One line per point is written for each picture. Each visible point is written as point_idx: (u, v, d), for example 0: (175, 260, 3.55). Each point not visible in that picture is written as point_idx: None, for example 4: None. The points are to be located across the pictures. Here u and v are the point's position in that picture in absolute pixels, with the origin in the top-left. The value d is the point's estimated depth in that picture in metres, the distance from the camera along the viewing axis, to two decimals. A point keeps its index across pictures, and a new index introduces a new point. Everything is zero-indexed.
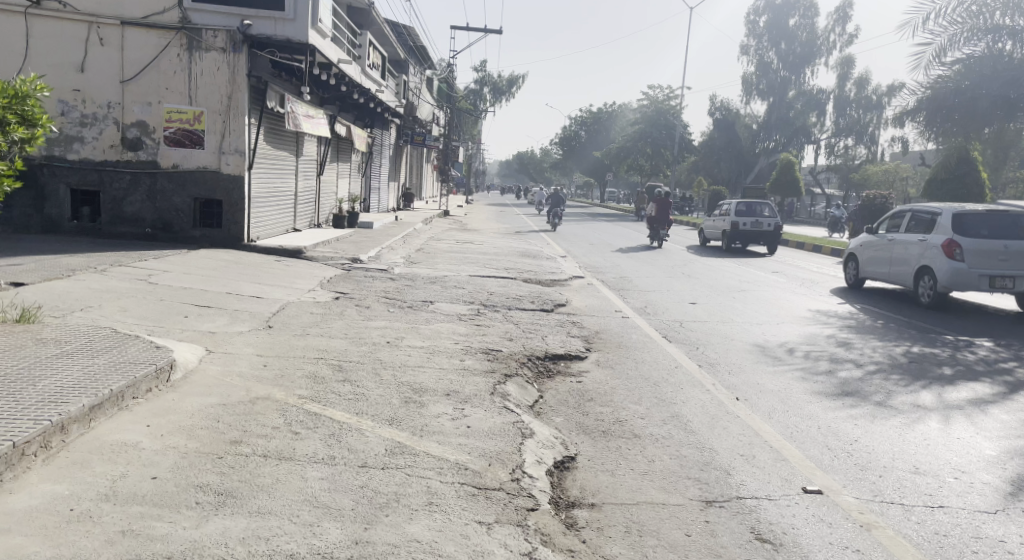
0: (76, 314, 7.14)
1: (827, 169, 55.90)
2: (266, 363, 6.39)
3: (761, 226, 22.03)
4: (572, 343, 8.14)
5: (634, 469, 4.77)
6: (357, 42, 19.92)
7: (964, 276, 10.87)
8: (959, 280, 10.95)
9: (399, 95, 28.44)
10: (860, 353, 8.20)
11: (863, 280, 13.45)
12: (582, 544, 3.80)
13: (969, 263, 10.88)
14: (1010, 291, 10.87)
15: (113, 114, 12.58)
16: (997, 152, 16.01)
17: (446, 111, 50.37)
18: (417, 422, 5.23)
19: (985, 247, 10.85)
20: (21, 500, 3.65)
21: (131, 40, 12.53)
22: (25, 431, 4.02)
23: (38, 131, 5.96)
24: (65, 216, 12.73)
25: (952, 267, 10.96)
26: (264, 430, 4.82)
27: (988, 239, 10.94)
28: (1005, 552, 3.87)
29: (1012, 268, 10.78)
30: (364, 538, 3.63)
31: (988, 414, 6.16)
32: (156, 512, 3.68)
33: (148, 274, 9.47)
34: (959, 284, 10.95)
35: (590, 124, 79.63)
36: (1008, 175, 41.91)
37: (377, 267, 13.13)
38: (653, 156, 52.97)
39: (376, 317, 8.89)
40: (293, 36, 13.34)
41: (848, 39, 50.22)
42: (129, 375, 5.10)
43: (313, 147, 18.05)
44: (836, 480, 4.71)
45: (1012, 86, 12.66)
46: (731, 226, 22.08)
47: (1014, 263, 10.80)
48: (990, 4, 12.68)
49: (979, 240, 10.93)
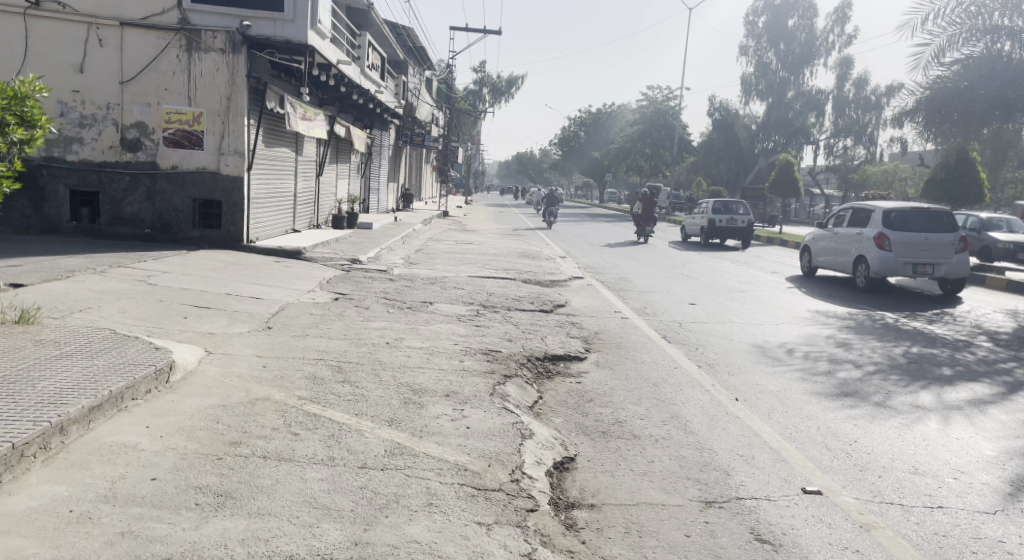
0: (75, 315, 7.15)
1: (826, 169, 55.96)
2: (266, 364, 6.40)
3: (734, 222, 23.70)
4: (572, 344, 8.15)
5: (634, 469, 4.77)
6: (357, 43, 19.94)
7: (891, 262, 13.06)
8: (889, 267, 13.11)
9: (399, 96, 28.48)
10: (860, 353, 8.22)
11: (815, 269, 15.49)
12: (582, 545, 3.81)
13: (896, 252, 13.05)
14: (931, 276, 13.05)
15: (112, 115, 12.58)
16: (996, 153, 16.00)
17: (445, 112, 50.43)
18: (417, 423, 5.23)
19: (908, 238, 13.03)
20: (20, 502, 3.65)
21: (130, 41, 12.53)
22: (25, 432, 4.03)
23: (38, 132, 5.96)
24: (64, 217, 12.72)
25: (882, 256, 13.12)
26: (263, 431, 4.82)
27: (911, 232, 13.10)
28: (1004, 552, 3.88)
29: (930, 256, 12.98)
30: (364, 539, 3.63)
31: (987, 414, 6.17)
32: (156, 513, 3.68)
33: (147, 275, 9.47)
34: (888, 270, 13.11)
35: (589, 124, 79.77)
36: (1007, 175, 41.94)
37: (376, 268, 13.14)
38: (652, 157, 53.02)
39: (375, 317, 8.90)
40: (292, 36, 13.38)
41: (847, 39, 50.25)
42: (128, 376, 5.10)
43: (312, 148, 18.05)
44: (835, 480, 4.72)
45: (1011, 87, 12.64)
46: (708, 222, 23.77)
47: (933, 252, 13.00)
48: (989, 4, 12.74)
49: (905, 233, 13.09)
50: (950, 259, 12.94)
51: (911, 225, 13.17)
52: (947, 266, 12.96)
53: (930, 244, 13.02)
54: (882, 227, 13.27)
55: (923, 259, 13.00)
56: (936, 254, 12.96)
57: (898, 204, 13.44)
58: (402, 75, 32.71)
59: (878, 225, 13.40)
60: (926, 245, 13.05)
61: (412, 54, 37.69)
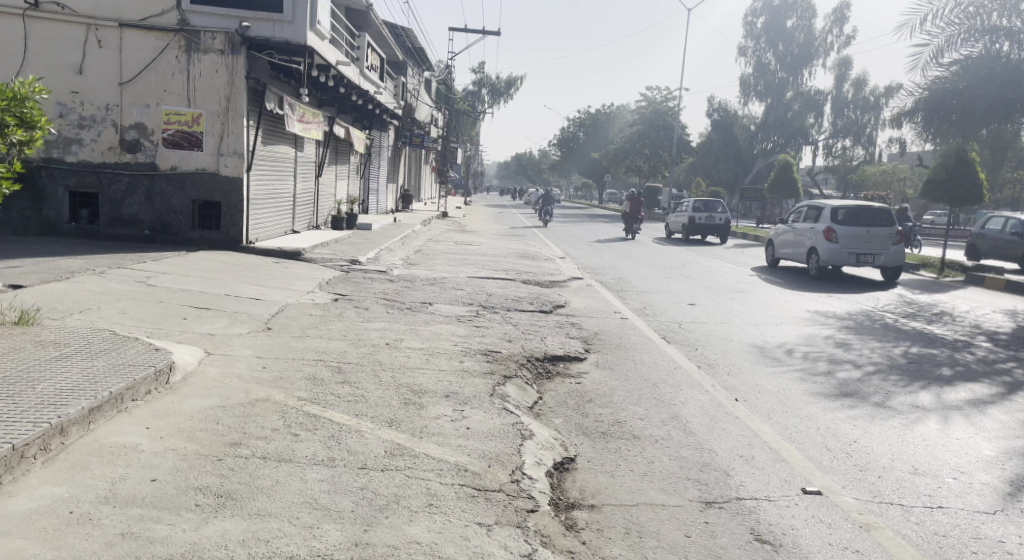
0: (75, 316, 7.14)
1: (825, 170, 55.99)
2: (266, 365, 6.40)
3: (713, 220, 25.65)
4: (571, 345, 8.14)
5: (634, 470, 4.77)
6: (356, 44, 19.95)
7: (837, 252, 15.25)
8: (836, 256, 15.28)
9: (398, 97, 28.50)
10: (859, 353, 8.23)
11: (778, 260, 17.48)
12: (582, 546, 3.81)
13: (842, 244, 15.25)
14: (872, 264, 15.23)
15: (111, 116, 12.58)
16: (995, 153, 15.99)
17: (444, 113, 50.44)
18: (416, 424, 5.23)
19: (853, 232, 15.21)
20: (20, 503, 3.65)
21: (129, 42, 12.53)
22: (26, 433, 4.03)
23: (37, 134, 5.95)
24: (63, 218, 12.70)
25: (831, 248, 15.30)
26: (263, 432, 4.82)
27: (855, 227, 15.29)
28: (1004, 553, 3.88)
29: (871, 246, 15.18)
30: (364, 540, 3.63)
31: (987, 414, 6.18)
32: (156, 514, 3.68)
33: (146, 276, 9.46)
34: (835, 259, 15.30)
35: (588, 125, 79.88)
36: (1006, 175, 41.91)
37: (376, 268, 13.14)
38: (651, 157, 53.06)
39: (375, 318, 8.90)
40: (291, 38, 13.40)
41: (846, 40, 50.27)
42: (128, 378, 5.09)
43: (312, 149, 18.05)
44: (835, 480, 4.72)
45: (1009, 88, 12.61)
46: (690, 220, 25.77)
47: (874, 244, 15.18)
48: (986, 5, 12.67)
49: (850, 227, 15.27)
50: (888, 249, 15.10)
51: (855, 220, 15.36)
52: (886, 255, 15.12)
53: (871, 237, 15.22)
54: (830, 222, 15.44)
55: (865, 250, 15.18)
56: (877, 245, 15.15)
57: (845, 202, 15.61)
58: (402, 75, 32.73)
59: (827, 220, 15.58)
60: (868, 238, 15.25)
61: (411, 55, 37.74)
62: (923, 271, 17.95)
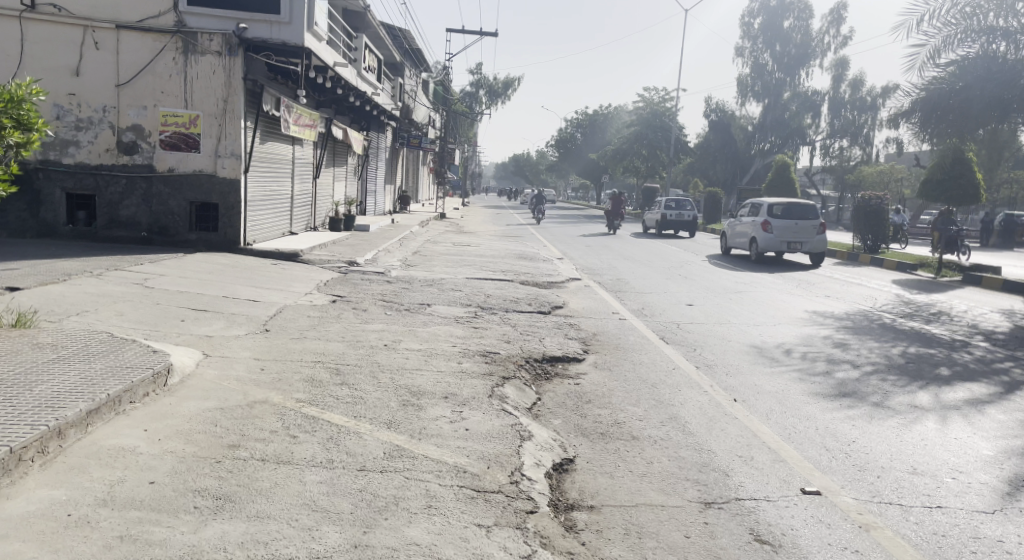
0: (72, 318, 7.13)
1: (822, 170, 56.05)
2: (264, 367, 6.38)
3: (682, 217, 28.48)
4: (569, 346, 8.12)
5: (633, 471, 4.77)
6: (353, 45, 19.94)
7: (773, 241, 18.29)
8: (772, 244, 18.29)
9: (395, 98, 28.47)
10: (857, 353, 8.22)
11: (729, 248, 20.41)
12: (581, 546, 3.80)
13: (776, 234, 18.27)
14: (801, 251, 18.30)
15: (109, 118, 12.56)
16: (991, 153, 16.04)
17: (442, 114, 50.43)
18: (415, 426, 5.22)
19: (786, 224, 18.28)
20: (18, 506, 3.64)
21: (126, 43, 12.52)
22: (23, 436, 4.01)
23: (34, 136, 5.93)
24: (60, 220, 12.66)
25: (767, 237, 18.32)
26: (262, 434, 4.81)
27: (788, 220, 18.35)
28: (1004, 552, 3.88)
29: (801, 236, 18.26)
30: (363, 542, 3.62)
31: (984, 414, 6.17)
32: (154, 517, 3.67)
33: (144, 278, 9.44)
34: (771, 246, 18.31)
35: (585, 125, 80.02)
36: (1002, 175, 41.97)
37: (374, 270, 13.12)
38: (648, 158, 53.08)
39: (373, 320, 8.88)
40: (289, 39, 13.46)
41: (842, 41, 50.37)
42: (126, 380, 5.08)
43: (308, 150, 18.03)
44: (834, 480, 4.71)
45: (1005, 87, 12.65)
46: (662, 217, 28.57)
47: (802, 234, 18.26)
48: (983, 5, 12.77)
49: (782, 220, 18.31)
50: (814, 238, 18.24)
51: (786, 214, 18.45)
52: (812, 243, 18.26)
53: (800, 228, 18.29)
54: (767, 215, 18.42)
55: (795, 239, 18.25)
56: (805, 235, 18.25)
57: (779, 199, 18.64)
58: (399, 77, 32.71)
59: (764, 213, 18.56)
60: (798, 229, 18.34)
61: (408, 56, 37.75)
62: (921, 271, 17.98)
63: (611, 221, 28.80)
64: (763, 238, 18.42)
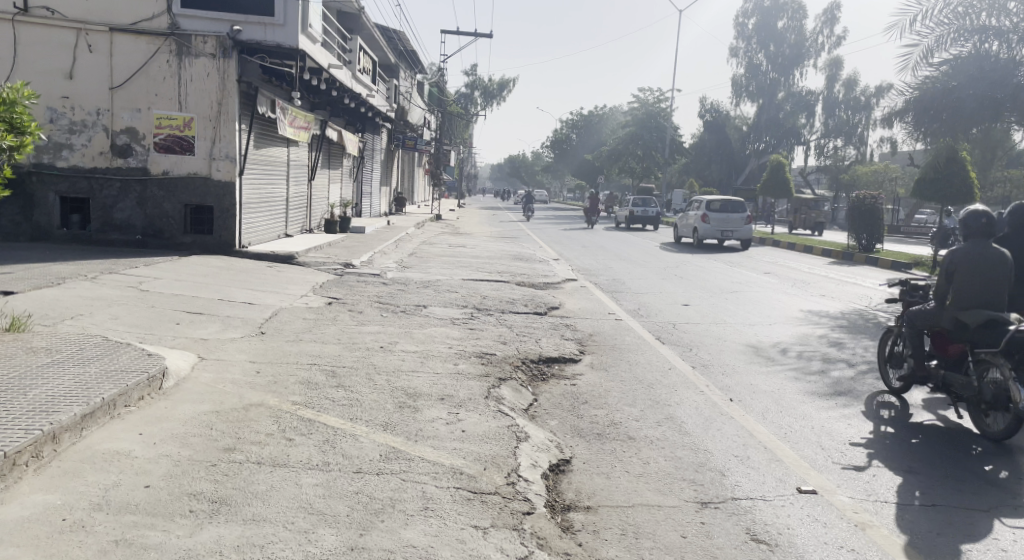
0: (67, 322, 7.11)
1: (816, 170, 56.16)
2: (259, 369, 6.37)
3: (648, 213, 33.17)
4: (565, 347, 8.12)
5: (629, 471, 4.77)
6: (347, 47, 19.89)
7: (710, 230, 23.45)
8: (708, 232, 23.41)
9: (390, 99, 28.41)
10: (852, 353, 8.22)
11: (680, 237, 25.51)
12: (578, 547, 3.80)
13: (712, 224, 23.41)
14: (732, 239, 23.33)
15: (102, 121, 12.53)
16: (985, 153, 16.11)
17: (436, 115, 50.40)
18: (411, 428, 5.21)
19: (720, 217, 23.45)
20: (12, 511, 3.63)
21: (120, 46, 12.49)
22: (16, 440, 4.00)
23: (27, 139, 5.90)
24: (54, 224, 12.66)
25: (705, 227, 23.47)
26: (257, 437, 4.80)
27: (721, 213, 23.47)
28: (999, 550, 3.88)
29: (731, 226, 23.42)
30: (359, 544, 3.61)
31: (979, 413, 6.17)
32: (149, 521, 3.66)
33: (139, 282, 9.42)
34: (708, 234, 23.45)
35: (580, 126, 80.19)
36: (996, 174, 42.09)
37: (369, 272, 13.11)
38: (643, 158, 53.14)
39: (369, 322, 8.87)
40: (281, 41, 13.30)
41: (836, 41, 50.52)
42: (121, 383, 5.07)
43: (304, 152, 18.02)
44: (830, 479, 4.71)
45: (999, 87, 12.74)
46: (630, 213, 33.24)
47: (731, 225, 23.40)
48: (975, 5, 12.83)
49: (717, 214, 23.43)
50: (741, 228, 23.33)
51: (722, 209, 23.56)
52: (741, 232, 23.32)
53: (731, 220, 23.48)
54: (706, 209, 23.54)
55: (727, 229, 23.41)
56: (734, 226, 23.43)
57: (715, 196, 23.65)
58: (394, 78, 32.70)
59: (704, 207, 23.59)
60: (729, 221, 23.48)
61: (404, 57, 37.78)
62: (915, 271, 17.94)
63: (590, 218, 33.45)
64: (702, 227, 23.59)
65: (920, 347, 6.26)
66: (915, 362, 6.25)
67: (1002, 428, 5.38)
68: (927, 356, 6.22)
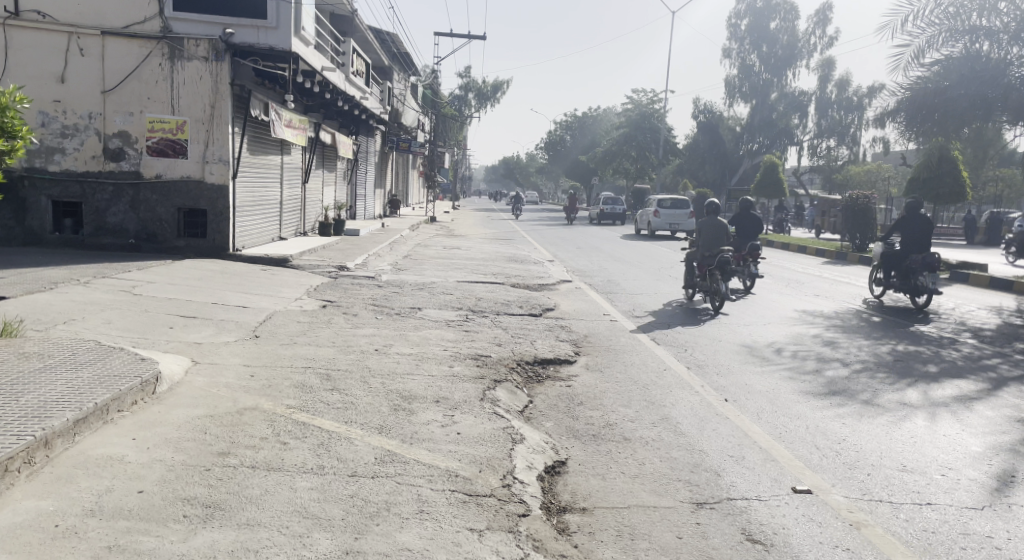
0: (59, 327, 7.08)
1: (809, 170, 56.36)
2: (253, 373, 6.34)
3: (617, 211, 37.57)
4: (560, 348, 8.13)
5: (624, 472, 4.76)
6: (341, 49, 19.86)
7: (661, 223, 28.07)
8: (660, 225, 28.02)
9: (384, 102, 28.40)
10: (847, 352, 8.23)
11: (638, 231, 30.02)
12: (573, 549, 3.79)
13: (663, 219, 28.04)
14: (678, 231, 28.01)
15: (94, 125, 12.49)
16: (977, 152, 16.21)
17: (431, 118, 50.40)
18: (406, 430, 5.20)
19: (670, 212, 28.07)
20: (4, 517, 3.61)
21: (112, 50, 12.46)
22: (8, 446, 3.97)
23: (19, 143, 5.88)
24: (46, 228, 12.61)
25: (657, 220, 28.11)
26: (251, 441, 4.78)
27: (671, 210, 28.12)
28: (993, 548, 3.89)
29: (679, 221, 28.13)
30: (354, 548, 3.60)
31: (973, 411, 6.20)
32: (143, 526, 3.64)
33: (132, 286, 9.37)
34: (660, 226, 28.06)
35: (574, 128, 80.37)
36: (989, 174, 42.23)
37: (364, 274, 13.08)
38: (637, 159, 53.19)
39: (364, 324, 8.86)
40: (276, 44, 13.31)
41: (828, 42, 50.66)
42: (114, 388, 5.05)
43: (297, 155, 17.99)
44: (825, 479, 4.71)
45: (989, 86, 12.82)
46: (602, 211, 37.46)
47: (678, 220, 28.13)
48: (966, 5, 12.82)
49: (667, 210, 28.07)
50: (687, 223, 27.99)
51: (671, 206, 28.38)
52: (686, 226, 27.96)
53: (677, 216, 28.18)
54: (658, 207, 28.12)
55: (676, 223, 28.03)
56: (681, 220, 28.27)
57: (667, 194, 28.25)
58: (389, 80, 32.71)
59: (656, 205, 28.15)
60: (677, 215, 28.15)
61: (396, 60, 37.76)
62: None
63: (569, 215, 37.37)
64: (655, 220, 28.15)
65: (690, 272, 11.63)
66: (688, 279, 11.60)
67: (716, 303, 10.62)
68: (693, 276, 11.57)
